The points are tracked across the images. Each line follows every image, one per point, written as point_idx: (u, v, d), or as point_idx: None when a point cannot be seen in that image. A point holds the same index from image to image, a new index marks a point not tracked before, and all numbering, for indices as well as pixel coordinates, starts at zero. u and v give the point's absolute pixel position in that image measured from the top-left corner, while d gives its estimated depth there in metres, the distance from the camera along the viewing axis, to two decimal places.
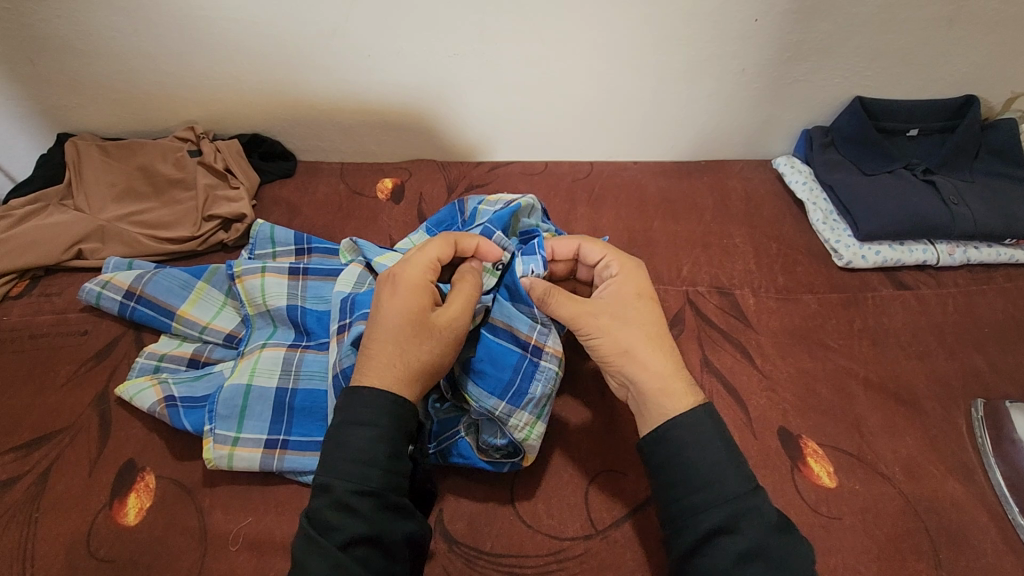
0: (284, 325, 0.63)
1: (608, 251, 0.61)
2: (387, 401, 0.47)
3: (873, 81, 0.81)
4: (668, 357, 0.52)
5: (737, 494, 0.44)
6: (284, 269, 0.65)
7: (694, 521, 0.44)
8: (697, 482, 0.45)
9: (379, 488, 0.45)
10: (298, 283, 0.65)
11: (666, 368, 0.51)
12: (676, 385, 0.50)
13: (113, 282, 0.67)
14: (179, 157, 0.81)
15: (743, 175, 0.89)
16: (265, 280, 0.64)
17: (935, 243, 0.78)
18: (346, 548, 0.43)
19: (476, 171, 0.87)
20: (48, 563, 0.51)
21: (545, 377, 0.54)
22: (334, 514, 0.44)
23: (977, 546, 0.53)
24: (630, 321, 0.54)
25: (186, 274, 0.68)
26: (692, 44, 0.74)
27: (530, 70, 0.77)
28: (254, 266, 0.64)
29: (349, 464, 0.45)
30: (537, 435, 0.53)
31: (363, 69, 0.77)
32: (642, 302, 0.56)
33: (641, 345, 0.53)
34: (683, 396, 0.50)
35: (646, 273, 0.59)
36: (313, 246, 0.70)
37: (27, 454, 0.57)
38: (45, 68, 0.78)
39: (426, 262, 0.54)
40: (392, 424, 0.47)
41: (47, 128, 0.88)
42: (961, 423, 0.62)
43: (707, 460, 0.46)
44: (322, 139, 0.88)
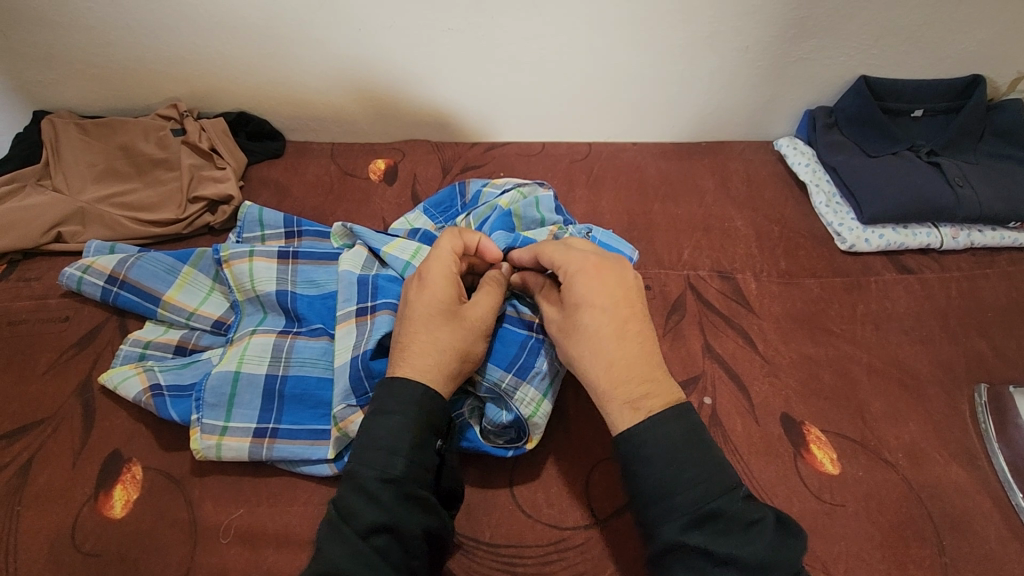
0: (274, 311, 0.61)
1: (559, 255, 0.52)
2: (417, 390, 0.46)
3: (879, 60, 0.79)
4: (606, 371, 0.47)
5: (702, 499, 0.41)
6: (273, 252, 0.62)
7: (655, 533, 0.42)
8: (653, 492, 0.42)
9: (402, 478, 0.43)
10: (288, 267, 0.62)
11: (599, 383, 0.47)
12: (611, 401, 0.46)
13: (95, 266, 0.64)
14: (161, 136, 0.78)
15: (745, 157, 0.87)
16: (254, 265, 0.61)
17: (939, 225, 0.77)
18: (367, 537, 0.41)
19: (471, 152, 0.85)
20: (30, 557, 0.49)
21: (549, 353, 0.54)
22: (357, 501, 0.42)
23: (980, 533, 0.52)
24: (572, 335, 0.49)
25: (172, 258, 0.65)
26: (697, 19, 0.72)
27: (526, 46, 0.74)
28: (243, 250, 0.62)
29: (376, 451, 0.44)
30: (543, 413, 0.52)
31: (353, 44, 0.74)
32: (586, 309, 0.49)
33: (581, 361, 0.48)
34: (622, 412, 0.45)
35: (602, 275, 0.50)
36: (304, 229, 0.68)
37: (7, 445, 0.55)
38: (18, 41, 0.75)
39: (448, 254, 0.53)
40: (421, 415, 0.45)
41: (22, 106, 0.84)
42: (964, 408, 0.61)
43: (661, 469, 0.42)
44: (311, 119, 0.85)
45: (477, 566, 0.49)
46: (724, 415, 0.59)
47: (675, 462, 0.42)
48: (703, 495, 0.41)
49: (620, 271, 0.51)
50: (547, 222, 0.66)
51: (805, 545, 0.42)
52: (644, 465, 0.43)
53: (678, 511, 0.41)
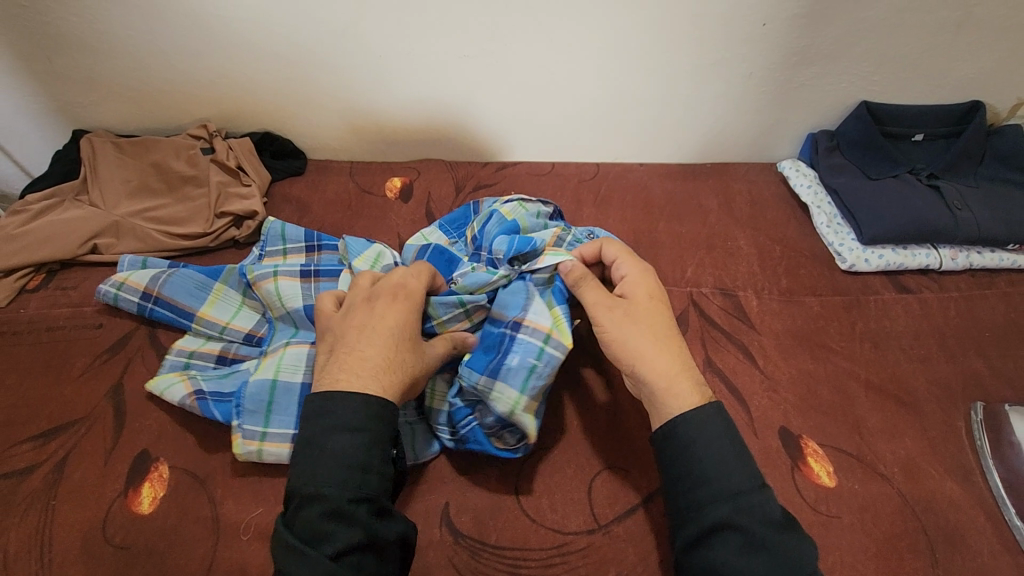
0: (305, 325, 0.64)
1: (621, 252, 0.60)
2: (376, 405, 0.48)
3: (880, 86, 0.81)
4: (674, 357, 0.53)
5: (743, 487, 0.45)
6: (296, 271, 0.66)
7: (698, 516, 0.45)
8: (702, 475, 0.46)
9: (372, 493, 0.45)
10: (311, 284, 0.66)
11: (674, 366, 0.52)
12: (680, 382, 0.51)
13: (128, 283, 0.68)
14: (191, 154, 0.82)
15: (749, 178, 0.90)
16: (279, 283, 0.65)
17: (938, 247, 0.79)
18: (340, 557, 0.43)
19: (484, 172, 0.88)
20: (64, 549, 0.52)
21: (523, 348, 0.54)
22: (326, 523, 0.43)
23: (974, 547, 0.54)
24: (636, 326, 0.54)
25: (203, 275, 0.69)
26: (702, 46, 0.75)
27: (539, 71, 0.78)
28: (267, 271, 0.66)
29: (345, 471, 0.45)
30: (522, 408, 0.53)
31: (373, 69, 0.78)
32: (653, 305, 0.56)
33: (655, 346, 0.53)
34: (691, 392, 0.50)
35: (657, 276, 0.59)
36: (324, 244, 0.72)
37: (43, 443, 0.59)
38: (63, 65, 0.80)
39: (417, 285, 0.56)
40: (382, 430, 0.48)
41: (62, 125, 0.89)
42: (960, 426, 0.62)
43: (710, 458, 0.46)
44: (332, 138, 0.89)
45: (483, 567, 0.51)
46: None
47: (726, 453, 0.46)
48: (743, 484, 0.45)
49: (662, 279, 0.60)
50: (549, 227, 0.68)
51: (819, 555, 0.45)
52: (692, 453, 0.47)
53: (724, 496, 0.45)
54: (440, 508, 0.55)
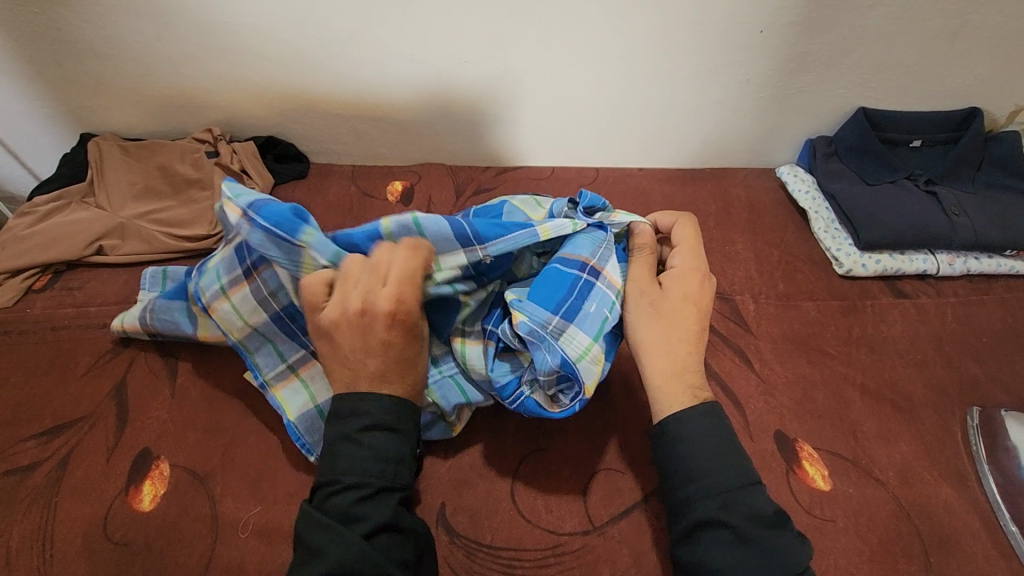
0: (281, 339, 0.58)
1: (687, 241, 0.59)
2: (411, 406, 0.50)
3: (877, 93, 0.82)
4: (682, 360, 0.52)
5: (729, 484, 0.47)
6: (241, 280, 0.57)
7: (689, 510, 0.47)
8: (696, 472, 0.48)
9: (401, 483, 0.48)
10: (258, 283, 0.57)
11: (673, 370, 0.52)
12: (674, 387, 0.52)
13: (128, 325, 0.66)
14: (196, 157, 0.83)
15: (747, 183, 0.90)
16: (234, 303, 0.57)
17: (936, 252, 0.79)
18: (371, 539, 0.44)
19: (484, 176, 0.89)
20: (66, 545, 0.53)
21: (599, 297, 0.54)
22: (360, 506, 0.45)
23: (967, 551, 0.54)
24: (661, 318, 0.54)
25: (183, 303, 0.65)
26: (699, 53, 0.76)
27: (538, 78, 0.79)
28: (218, 293, 0.58)
29: (378, 460, 0.47)
30: (594, 356, 0.51)
31: (375, 74, 0.79)
32: (684, 306, 0.54)
33: (662, 345, 0.53)
34: (683, 395, 0.51)
35: (705, 281, 0.57)
36: None
37: (47, 441, 0.60)
38: (72, 70, 0.81)
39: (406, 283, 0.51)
40: (414, 429, 0.50)
41: (70, 129, 0.90)
42: (956, 431, 0.63)
43: (698, 456, 0.48)
44: (335, 143, 0.90)
45: (478, 567, 0.52)
46: None
47: (712, 452, 0.48)
48: (729, 482, 0.47)
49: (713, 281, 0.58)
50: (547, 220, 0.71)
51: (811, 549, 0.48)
52: (682, 451, 0.49)
53: (710, 493, 0.47)
54: (436, 508, 0.55)
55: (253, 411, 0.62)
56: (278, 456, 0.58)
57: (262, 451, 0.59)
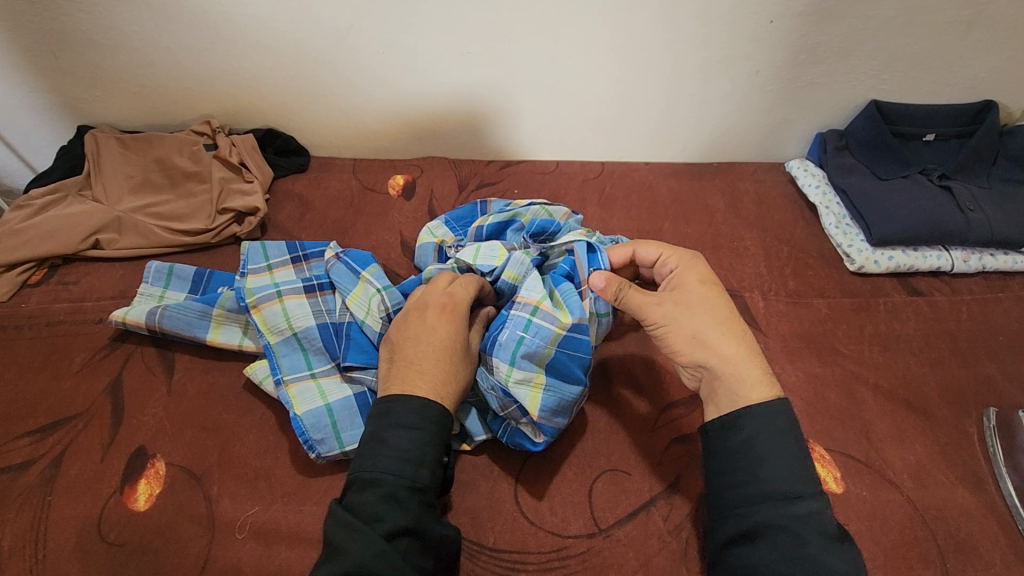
0: (314, 348, 0.61)
1: (662, 248, 0.61)
2: (442, 403, 0.48)
3: (889, 85, 0.80)
4: (739, 342, 0.52)
5: (782, 494, 0.44)
6: (300, 289, 0.65)
7: (746, 514, 0.45)
8: (753, 475, 0.45)
9: (425, 484, 0.46)
10: (318, 299, 0.65)
11: (740, 352, 0.51)
12: (750, 371, 0.50)
13: (128, 320, 0.64)
14: (194, 150, 0.82)
15: (756, 178, 0.88)
16: (286, 305, 0.63)
17: (950, 249, 0.77)
18: (392, 540, 0.43)
19: (487, 170, 0.87)
20: (59, 545, 0.52)
21: (512, 322, 0.55)
22: (384, 505, 0.44)
23: (985, 556, 0.52)
24: (696, 309, 0.54)
25: (200, 303, 0.64)
26: (707, 44, 0.74)
27: (543, 69, 0.77)
28: (270, 293, 0.63)
29: (403, 457, 0.45)
30: (518, 376, 0.53)
31: (375, 64, 0.77)
32: (703, 288, 0.56)
33: (713, 332, 0.52)
34: (758, 383, 0.50)
35: (703, 263, 0.59)
36: (309, 253, 0.70)
37: (41, 439, 0.58)
38: (67, 61, 0.80)
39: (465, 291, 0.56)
40: (443, 426, 0.48)
41: (67, 121, 0.89)
42: (972, 431, 0.61)
43: (752, 461, 0.46)
44: (336, 136, 0.89)
45: (480, 570, 0.50)
46: None
47: (770, 459, 0.45)
48: (783, 491, 0.44)
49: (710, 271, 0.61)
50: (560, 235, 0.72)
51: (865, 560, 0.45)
52: (735, 453, 0.47)
53: (756, 501, 0.45)
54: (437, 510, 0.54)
55: (250, 409, 0.60)
56: (275, 455, 0.57)
57: (260, 449, 0.57)
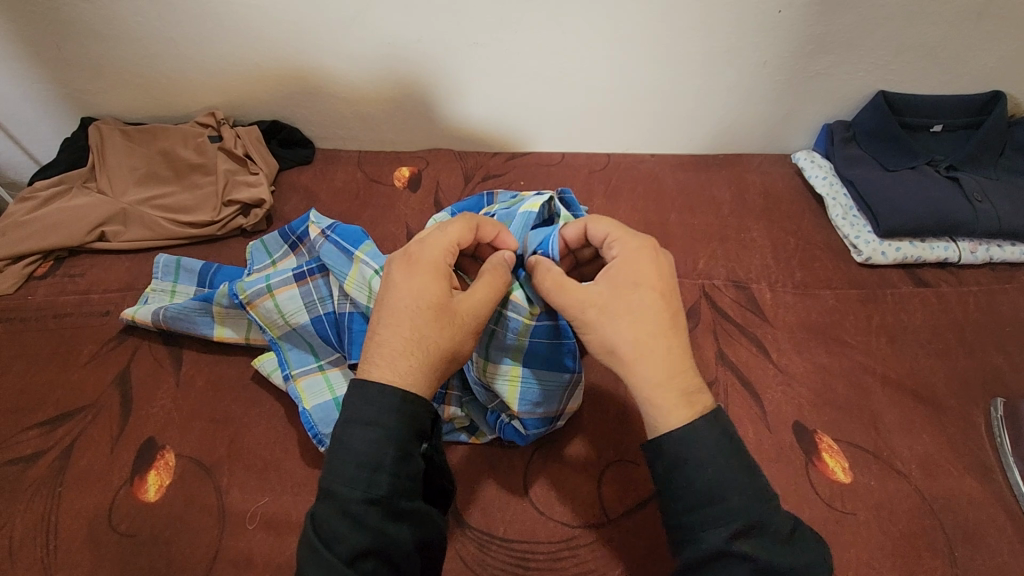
0: (319, 343, 0.61)
1: (614, 229, 0.54)
2: (394, 398, 0.46)
3: (897, 76, 0.80)
4: (663, 360, 0.47)
5: (750, 505, 0.43)
6: (289, 278, 0.61)
7: (702, 537, 0.43)
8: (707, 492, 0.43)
9: (384, 494, 0.44)
10: (310, 286, 0.61)
11: (657, 372, 0.47)
12: (665, 393, 0.46)
13: (138, 319, 0.64)
14: (199, 142, 0.82)
15: (762, 169, 0.88)
16: (277, 299, 0.60)
17: (957, 240, 0.77)
18: (353, 563, 0.42)
19: (492, 162, 0.87)
20: (71, 535, 0.52)
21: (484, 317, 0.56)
22: (343, 523, 0.43)
23: (993, 545, 0.53)
24: (622, 316, 0.48)
25: (199, 299, 0.64)
26: (714, 34, 0.73)
27: (548, 59, 0.77)
28: (259, 287, 0.60)
29: (356, 469, 0.44)
30: (495, 369, 0.55)
31: (380, 54, 0.77)
32: (640, 292, 0.49)
33: (633, 345, 0.47)
34: (679, 406, 0.46)
35: (655, 256, 0.52)
36: (301, 233, 0.66)
37: (51, 430, 0.58)
38: (70, 52, 0.79)
39: (445, 245, 0.52)
40: (399, 427, 0.46)
41: (70, 113, 0.89)
42: (980, 422, 0.61)
43: (713, 477, 0.44)
44: (342, 128, 0.88)
45: (491, 560, 0.51)
46: (736, 421, 0.60)
47: (730, 472, 0.44)
48: (750, 502, 0.43)
49: (666, 259, 0.53)
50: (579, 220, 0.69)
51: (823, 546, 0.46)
52: (694, 473, 0.44)
53: (728, 518, 0.43)
54: None
55: (259, 400, 0.60)
56: (285, 446, 0.57)
57: (269, 440, 0.57)
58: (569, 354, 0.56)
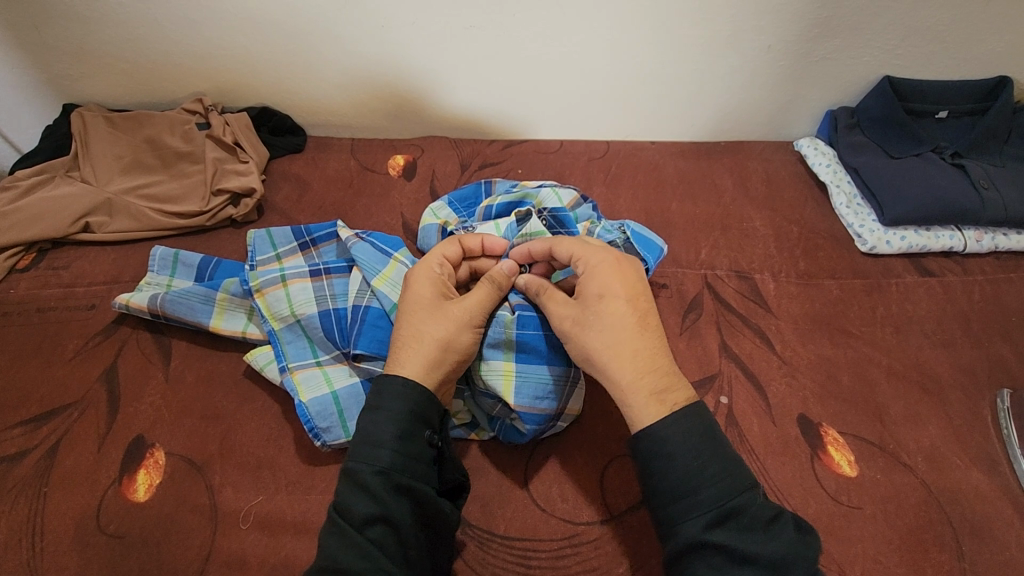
0: (318, 339, 0.59)
1: (575, 248, 0.53)
2: (399, 384, 0.47)
3: (904, 61, 0.78)
4: (632, 361, 0.47)
5: (726, 495, 0.41)
6: (305, 272, 0.62)
7: (678, 530, 0.41)
8: (682, 486, 0.42)
9: (389, 468, 0.44)
10: (324, 282, 0.61)
11: (627, 375, 0.46)
12: (637, 392, 0.46)
13: (131, 304, 0.62)
14: (186, 131, 0.79)
15: (765, 157, 0.86)
16: (289, 290, 0.61)
17: (962, 229, 0.76)
18: (363, 530, 0.42)
19: (489, 149, 0.85)
20: (57, 538, 0.50)
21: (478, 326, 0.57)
22: (352, 494, 0.43)
23: (999, 539, 0.52)
24: (593, 326, 0.49)
25: (204, 287, 0.62)
26: (717, 18, 0.71)
27: (546, 44, 0.75)
28: (274, 277, 0.61)
29: (364, 446, 0.44)
30: (489, 369, 0.54)
31: (374, 39, 0.74)
32: (609, 301, 0.49)
33: (603, 353, 0.48)
34: (649, 403, 0.45)
35: (623, 268, 0.52)
36: (317, 237, 0.67)
37: (35, 429, 0.57)
38: (50, 35, 0.76)
39: (436, 257, 0.56)
40: (403, 407, 0.46)
41: (52, 99, 0.86)
42: (986, 414, 0.60)
43: (692, 465, 0.42)
44: (334, 114, 0.86)
45: (491, 558, 0.49)
46: (741, 415, 0.58)
47: (705, 459, 0.42)
48: (726, 491, 0.41)
49: (634, 267, 0.53)
50: (580, 219, 0.68)
51: (819, 545, 0.42)
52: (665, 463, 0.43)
53: (701, 508, 0.41)
54: None
55: (252, 396, 0.59)
56: (279, 444, 0.56)
57: (263, 438, 0.56)
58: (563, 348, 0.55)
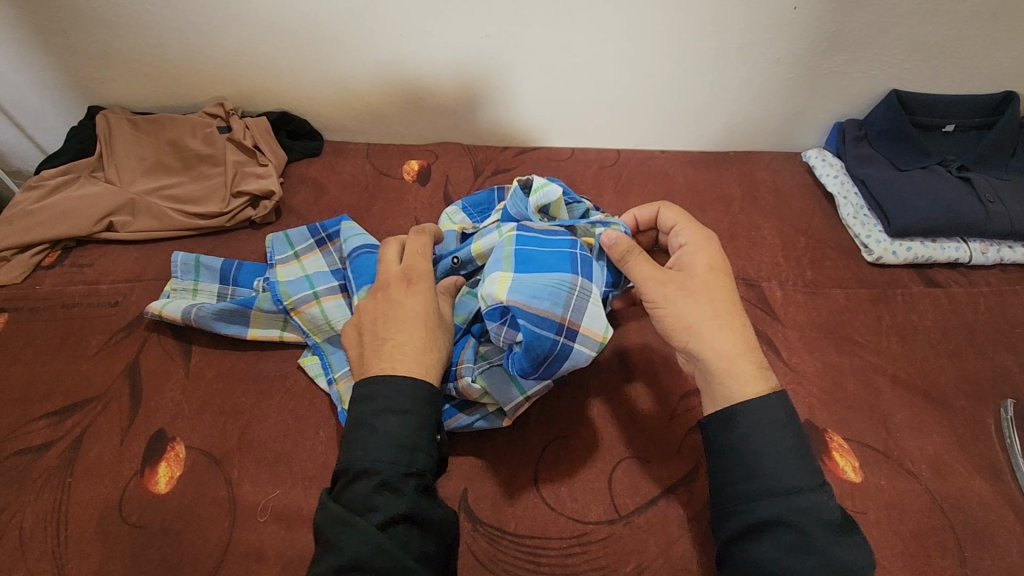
0: None
1: (681, 219, 0.58)
2: (426, 387, 0.47)
3: (911, 75, 0.79)
4: (735, 336, 0.50)
5: (789, 481, 0.43)
6: (336, 288, 0.65)
7: (749, 509, 0.44)
8: (752, 469, 0.44)
9: (420, 470, 0.45)
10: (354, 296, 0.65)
11: (735, 347, 0.49)
12: (742, 367, 0.49)
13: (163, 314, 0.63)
14: (207, 132, 0.81)
15: (773, 167, 0.88)
16: (324, 306, 0.63)
17: (968, 241, 0.77)
18: (386, 530, 0.42)
19: (501, 156, 0.86)
20: (81, 526, 0.52)
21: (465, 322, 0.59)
22: (378, 495, 0.43)
23: (1001, 546, 0.53)
24: (698, 295, 0.51)
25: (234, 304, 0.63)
26: (726, 32, 0.73)
27: (558, 54, 0.76)
28: (307, 295, 0.64)
29: (394, 448, 0.45)
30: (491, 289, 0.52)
31: (391, 48, 0.76)
32: (710, 275, 0.53)
33: (708, 323, 0.50)
34: (755, 376, 0.48)
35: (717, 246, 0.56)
36: (334, 233, 0.70)
37: (60, 421, 0.58)
38: (78, 40, 0.79)
39: (424, 257, 0.55)
40: (430, 411, 0.47)
41: (77, 101, 0.88)
42: (990, 423, 0.61)
43: (764, 451, 0.44)
44: (350, 120, 0.88)
45: (502, 556, 0.51)
46: None
47: (778, 447, 0.45)
48: (789, 478, 0.43)
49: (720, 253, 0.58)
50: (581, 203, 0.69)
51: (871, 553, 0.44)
52: (742, 446, 0.45)
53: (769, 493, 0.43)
54: (459, 496, 0.54)
55: (269, 393, 0.60)
56: (296, 440, 0.57)
57: (280, 433, 0.57)
58: (569, 261, 0.53)
